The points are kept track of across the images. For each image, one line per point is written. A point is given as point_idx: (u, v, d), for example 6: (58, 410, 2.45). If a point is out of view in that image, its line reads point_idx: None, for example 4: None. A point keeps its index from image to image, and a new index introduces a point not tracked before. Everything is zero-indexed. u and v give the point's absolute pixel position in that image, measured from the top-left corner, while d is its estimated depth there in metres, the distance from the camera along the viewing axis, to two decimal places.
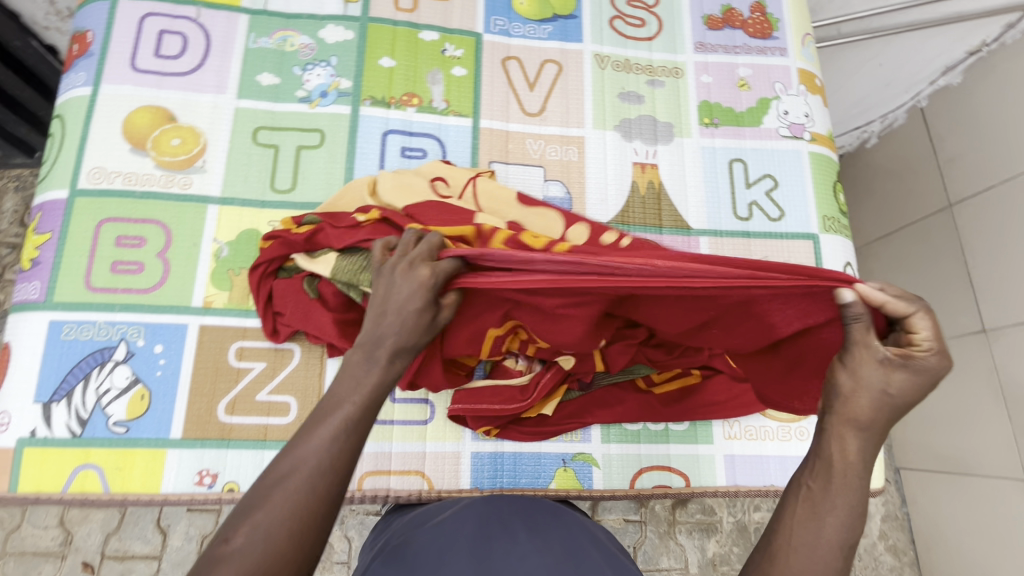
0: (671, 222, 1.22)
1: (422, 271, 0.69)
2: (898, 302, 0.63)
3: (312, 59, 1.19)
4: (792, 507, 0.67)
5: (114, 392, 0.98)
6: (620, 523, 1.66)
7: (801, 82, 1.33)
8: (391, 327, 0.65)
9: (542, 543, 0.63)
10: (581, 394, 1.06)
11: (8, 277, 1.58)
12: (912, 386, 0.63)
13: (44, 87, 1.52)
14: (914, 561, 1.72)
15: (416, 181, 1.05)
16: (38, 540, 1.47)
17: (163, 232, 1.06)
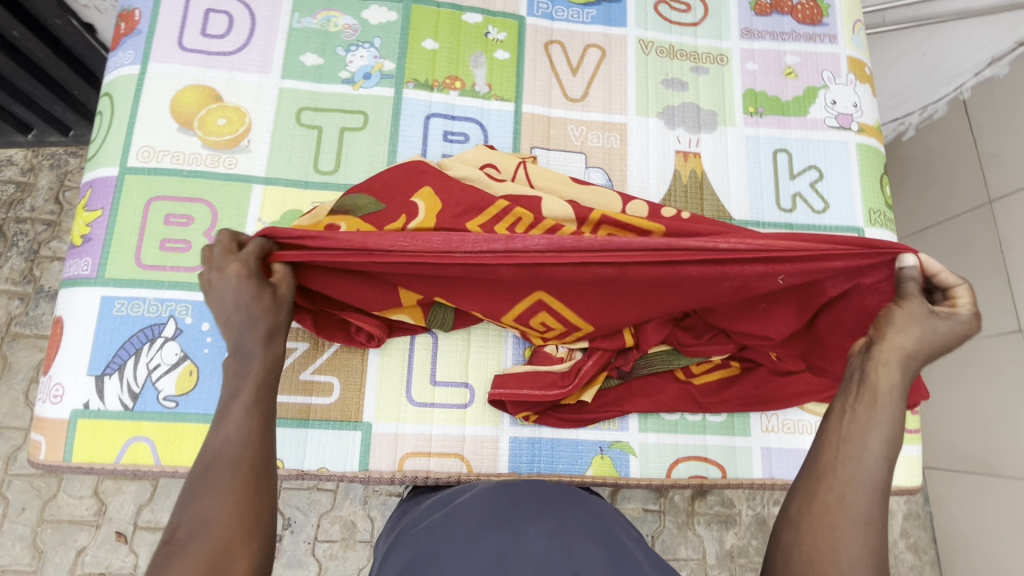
0: (713, 212, 1.20)
1: (231, 268, 0.74)
2: (949, 273, 0.72)
3: (355, 40, 1.19)
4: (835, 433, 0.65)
5: (163, 368, 1.00)
6: (639, 512, 1.67)
7: (850, 71, 1.29)
8: (240, 322, 0.71)
9: (556, 529, 0.61)
10: (619, 382, 1.08)
11: (44, 253, 1.61)
12: (952, 334, 0.68)
13: (82, 66, 1.53)
14: (935, 560, 1.71)
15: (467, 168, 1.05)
16: (74, 509, 1.52)
17: (209, 210, 1.07)
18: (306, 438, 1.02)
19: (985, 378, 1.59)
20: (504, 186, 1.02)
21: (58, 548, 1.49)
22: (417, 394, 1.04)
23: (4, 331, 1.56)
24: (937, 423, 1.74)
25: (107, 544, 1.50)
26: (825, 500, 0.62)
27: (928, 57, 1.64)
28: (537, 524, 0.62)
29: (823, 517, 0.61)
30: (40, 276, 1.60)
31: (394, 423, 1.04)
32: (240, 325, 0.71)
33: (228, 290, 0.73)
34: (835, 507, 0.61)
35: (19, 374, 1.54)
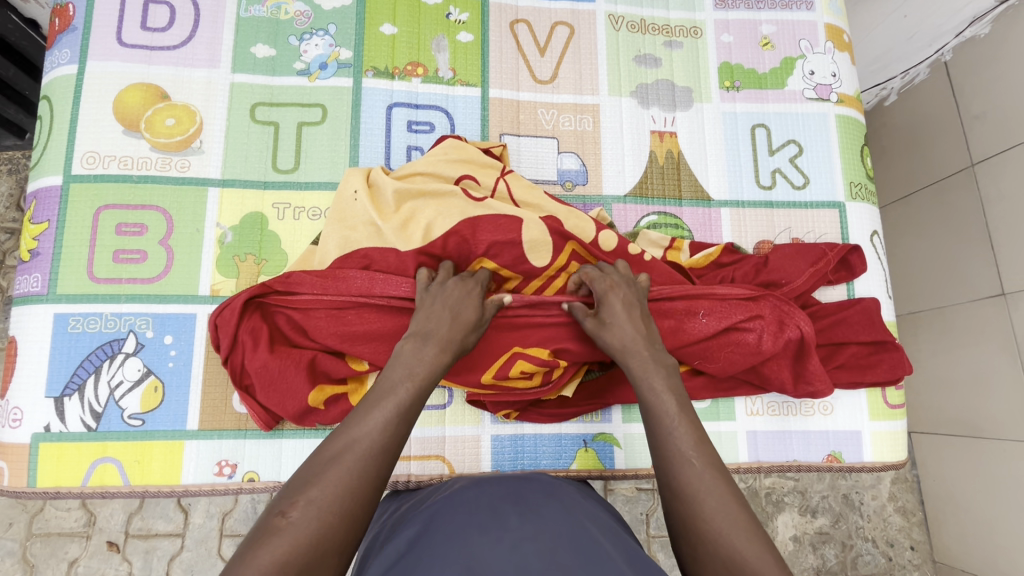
0: (691, 193, 1.17)
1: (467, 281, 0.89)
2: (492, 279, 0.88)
3: (309, 28, 1.12)
4: (666, 461, 0.72)
5: (126, 385, 0.95)
6: (633, 492, 1.67)
7: (828, 39, 1.25)
8: (440, 323, 0.82)
9: (534, 527, 0.60)
10: (602, 373, 1.05)
11: (8, 264, 1.54)
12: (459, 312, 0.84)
13: (28, 65, 1.44)
14: (922, 521, 1.75)
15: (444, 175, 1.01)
16: (62, 521, 1.49)
17: (164, 217, 1.02)
18: (281, 450, 0.97)
19: (967, 340, 1.60)
20: (483, 204, 0.98)
21: (49, 561, 1.47)
22: None
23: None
24: (920, 387, 1.75)
25: (99, 555, 1.48)
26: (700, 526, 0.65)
27: (909, 20, 1.59)
28: (517, 527, 0.60)
29: (701, 550, 0.64)
30: (7, 287, 1.53)
31: None
32: (441, 317, 0.83)
33: (466, 288, 0.88)
34: (717, 528, 0.64)
35: None
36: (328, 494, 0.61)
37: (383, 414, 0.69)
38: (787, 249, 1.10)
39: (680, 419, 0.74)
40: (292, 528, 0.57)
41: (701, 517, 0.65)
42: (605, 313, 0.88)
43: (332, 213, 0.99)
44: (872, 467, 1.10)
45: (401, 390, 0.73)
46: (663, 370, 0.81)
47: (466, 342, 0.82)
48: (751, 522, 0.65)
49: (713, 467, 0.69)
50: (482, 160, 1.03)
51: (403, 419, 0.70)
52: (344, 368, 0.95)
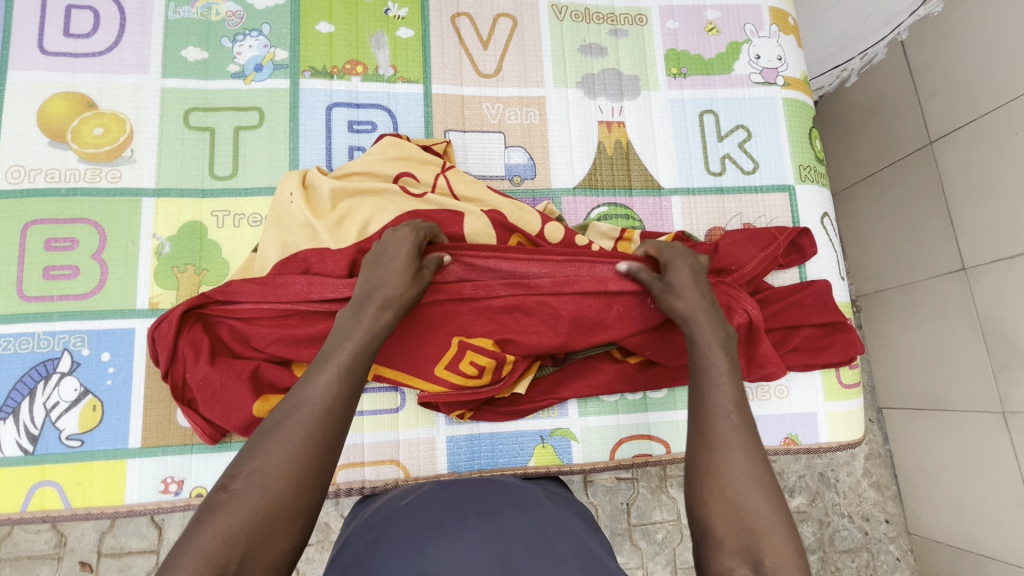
0: (641, 183, 1.16)
1: (404, 232, 0.85)
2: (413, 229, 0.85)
3: (241, 29, 1.09)
4: (704, 409, 0.69)
5: (63, 406, 0.92)
6: (612, 482, 1.67)
7: (772, 22, 1.24)
8: (380, 278, 0.79)
9: (492, 529, 0.59)
10: (556, 369, 1.05)
11: None
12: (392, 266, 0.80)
13: None
14: (896, 495, 1.77)
15: (382, 175, 0.98)
16: (32, 544, 1.46)
17: (96, 231, 0.98)
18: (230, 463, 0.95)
19: (931, 316, 1.63)
20: (419, 204, 0.96)
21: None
22: None
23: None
24: (888, 364, 1.78)
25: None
26: (721, 476, 0.63)
27: None
28: (477, 527, 0.58)
29: (716, 496, 0.61)
30: None
31: None
32: (377, 274, 0.80)
33: (403, 238, 0.84)
34: (738, 479, 0.62)
35: None
36: (271, 462, 0.58)
37: (327, 376, 0.65)
38: (739, 235, 1.09)
39: (727, 373, 0.72)
40: (236, 502, 0.55)
41: (727, 466, 0.63)
42: (670, 276, 0.86)
43: (269, 218, 0.96)
44: (828, 448, 1.11)
45: (341, 351, 0.69)
46: (722, 330, 0.78)
47: (405, 298, 0.78)
48: (772, 484, 0.62)
49: (749, 427, 0.67)
50: (421, 157, 1.00)
51: (349, 379, 0.67)
52: (289, 376, 0.93)
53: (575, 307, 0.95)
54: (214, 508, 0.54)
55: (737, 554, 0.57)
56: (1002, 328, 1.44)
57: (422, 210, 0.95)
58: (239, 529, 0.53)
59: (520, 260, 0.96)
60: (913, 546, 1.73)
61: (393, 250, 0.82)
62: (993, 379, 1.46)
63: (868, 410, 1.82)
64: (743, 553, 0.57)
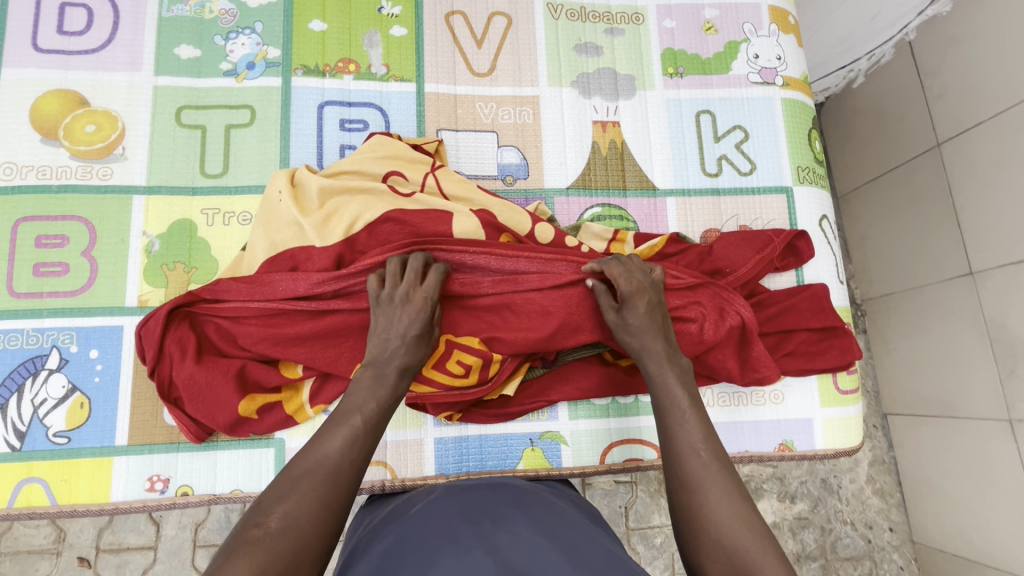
0: (636, 183, 1.15)
1: (415, 299, 0.82)
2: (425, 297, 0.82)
3: (234, 27, 1.09)
4: (675, 452, 0.72)
5: (50, 403, 0.92)
6: (610, 485, 1.66)
7: (772, 21, 1.22)
8: (393, 348, 0.78)
9: (498, 538, 0.57)
10: (545, 371, 1.03)
11: None
12: (406, 339, 0.79)
13: None
14: (901, 502, 1.74)
15: (371, 173, 0.98)
16: (31, 539, 1.47)
17: (86, 228, 0.98)
18: (216, 462, 0.95)
19: (936, 320, 1.60)
20: (406, 204, 0.96)
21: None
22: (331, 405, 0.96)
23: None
24: (893, 370, 1.75)
25: (70, 571, 1.46)
26: (703, 518, 0.65)
27: None
28: (479, 541, 0.56)
29: (707, 539, 0.63)
30: None
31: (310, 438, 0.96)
32: (393, 347, 0.78)
33: (414, 308, 0.81)
34: (721, 518, 0.64)
35: None
36: (304, 507, 0.59)
37: (346, 432, 0.67)
38: (733, 236, 1.08)
39: (691, 412, 0.75)
40: (270, 542, 0.55)
41: (709, 508, 0.65)
42: (627, 311, 0.86)
43: (258, 216, 0.95)
44: (824, 455, 1.09)
45: (362, 410, 0.70)
46: (677, 366, 0.81)
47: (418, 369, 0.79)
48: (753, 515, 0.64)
49: (720, 462, 0.70)
50: (411, 156, 0.99)
51: (366, 436, 0.69)
52: (276, 375, 0.93)
53: (565, 306, 0.94)
54: (248, 546, 0.54)
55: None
56: (1010, 335, 1.40)
57: (410, 210, 0.95)
58: (273, 565, 0.53)
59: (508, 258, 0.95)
60: (918, 554, 1.70)
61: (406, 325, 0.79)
62: (1001, 386, 1.43)
63: (873, 416, 1.79)
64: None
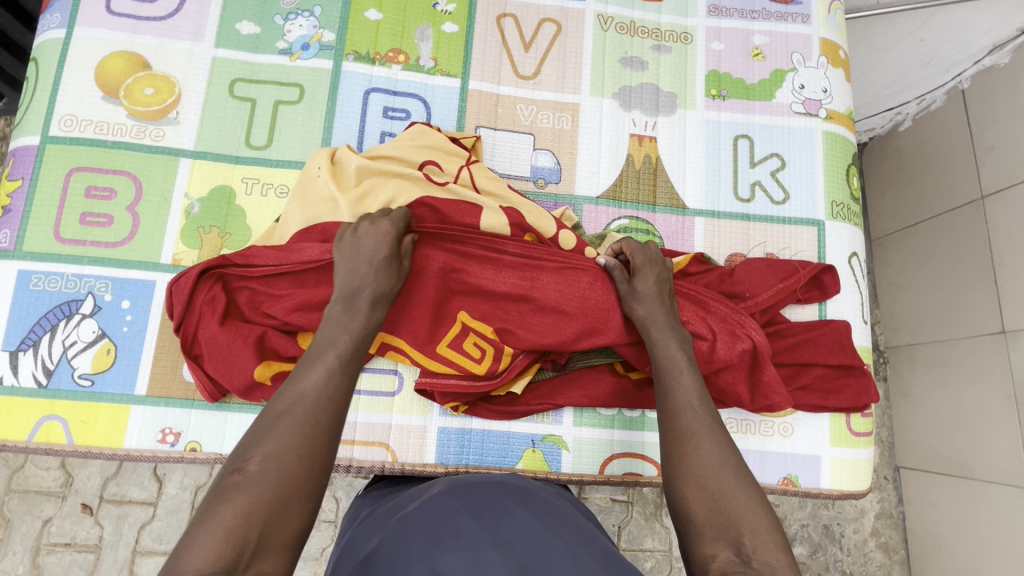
0: (666, 200, 1.15)
1: (381, 226, 0.85)
2: (387, 226, 0.85)
3: (294, 9, 1.13)
4: (671, 405, 0.78)
5: (80, 345, 0.97)
6: (606, 502, 1.64)
7: (822, 53, 1.22)
8: (366, 278, 0.81)
9: (500, 528, 0.57)
10: (555, 375, 1.04)
11: None
12: (372, 269, 0.82)
13: None
14: (904, 560, 1.68)
15: (407, 159, 0.98)
16: (41, 479, 1.52)
17: (133, 183, 1.03)
18: (226, 423, 0.97)
19: (963, 377, 1.55)
20: (440, 194, 0.97)
21: (24, 517, 1.50)
22: None
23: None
24: (910, 423, 1.70)
25: (72, 516, 1.51)
26: (691, 464, 0.70)
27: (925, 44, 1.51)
28: (483, 531, 0.57)
29: (693, 486, 0.69)
30: None
31: None
32: (364, 276, 0.81)
33: (382, 233, 0.84)
34: (706, 465, 0.70)
35: None
36: (283, 446, 0.61)
37: (322, 369, 0.69)
38: (758, 263, 1.08)
39: (686, 371, 0.81)
40: (249, 483, 0.57)
41: (698, 454, 0.71)
42: (638, 282, 0.93)
43: (296, 189, 0.97)
44: (829, 495, 1.06)
45: (342, 339, 0.74)
46: (678, 335, 0.87)
47: (391, 291, 0.82)
48: (738, 465, 0.70)
49: (710, 416, 0.75)
50: (448, 148, 1.00)
51: (349, 369, 0.71)
52: (292, 345, 0.95)
53: (582, 307, 0.95)
54: (227, 490, 0.56)
55: (719, 540, 0.63)
56: None
57: (443, 200, 0.96)
58: (256, 505, 0.56)
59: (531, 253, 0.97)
60: None
61: (367, 249, 0.83)
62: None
63: (883, 467, 1.74)
64: (725, 537, 0.63)
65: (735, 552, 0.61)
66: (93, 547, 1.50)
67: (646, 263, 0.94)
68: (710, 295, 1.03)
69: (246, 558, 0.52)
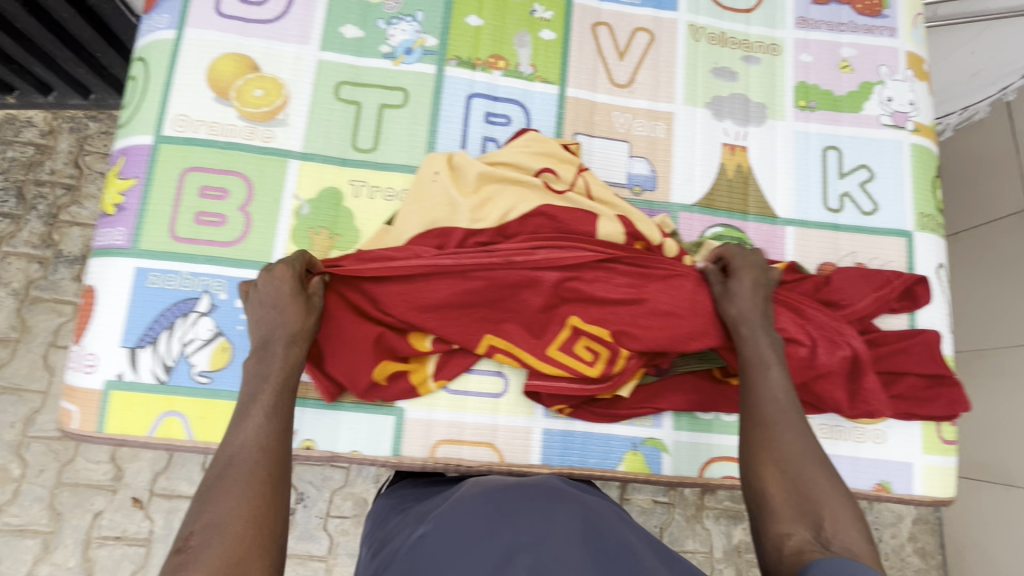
0: (757, 209, 1.17)
1: (278, 270, 0.89)
2: (285, 271, 0.89)
3: (397, 13, 1.14)
4: (756, 394, 0.86)
5: (198, 342, 0.99)
6: (649, 504, 1.66)
7: (908, 67, 1.24)
8: (274, 323, 0.87)
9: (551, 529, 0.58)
10: (657, 379, 1.05)
11: (64, 219, 1.70)
12: (280, 314, 0.87)
13: (106, 30, 1.57)
14: (942, 564, 1.69)
15: (525, 165, 1.00)
16: (91, 473, 1.56)
17: (245, 184, 1.04)
18: (340, 423, 0.99)
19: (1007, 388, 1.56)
20: (555, 202, 0.99)
21: (75, 510, 1.54)
22: (451, 381, 1.02)
23: (24, 295, 1.64)
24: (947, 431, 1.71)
25: (124, 509, 1.56)
26: (772, 448, 0.79)
27: (975, 56, 1.52)
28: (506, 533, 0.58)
29: (773, 470, 0.77)
30: (59, 241, 1.69)
31: (427, 409, 1.01)
32: (272, 321, 0.87)
33: (275, 279, 0.89)
34: (784, 452, 0.78)
35: (39, 337, 1.62)
36: (222, 512, 0.66)
37: (251, 425, 0.76)
38: (852, 272, 1.10)
39: (773, 365, 0.88)
40: (198, 555, 0.61)
41: (780, 441, 0.80)
42: (733, 283, 0.97)
43: (411, 192, 0.99)
44: (920, 501, 1.09)
45: (264, 392, 0.81)
46: (769, 335, 0.92)
47: (304, 326, 0.88)
48: (816, 456, 0.78)
49: (793, 406, 0.84)
50: (563, 155, 1.02)
51: (274, 417, 0.78)
52: (408, 345, 0.98)
53: (691, 312, 0.98)
54: (177, 567, 0.60)
55: (796, 522, 0.71)
56: None
57: (559, 208, 0.98)
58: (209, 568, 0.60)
59: (640, 259, 1.00)
60: None
61: (273, 290, 0.88)
62: None
63: None
64: (803, 521, 0.71)
65: (813, 534, 0.69)
66: (144, 540, 1.54)
67: (743, 266, 0.98)
68: (805, 302, 1.05)
69: None
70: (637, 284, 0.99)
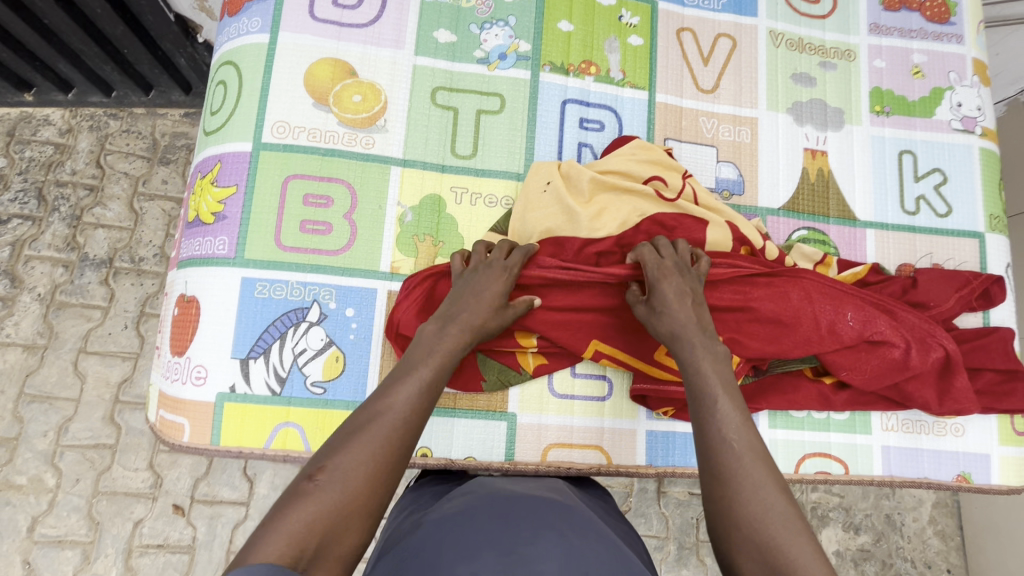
0: (838, 212, 1.21)
1: (496, 258, 0.93)
2: (508, 262, 0.93)
3: (490, 18, 1.13)
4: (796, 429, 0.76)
5: (309, 353, 0.98)
6: (685, 495, 1.65)
7: (975, 73, 1.28)
8: (466, 306, 0.88)
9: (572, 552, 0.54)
10: (754, 380, 1.09)
11: (85, 221, 1.61)
12: (474, 301, 0.89)
13: (150, 41, 1.53)
14: (960, 546, 1.74)
15: (634, 174, 1.04)
16: (129, 481, 1.50)
17: (348, 191, 1.03)
18: (453, 429, 1.01)
19: None
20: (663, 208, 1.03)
21: (114, 519, 1.48)
22: (559, 385, 1.04)
23: (50, 300, 1.57)
24: None
25: (164, 517, 1.49)
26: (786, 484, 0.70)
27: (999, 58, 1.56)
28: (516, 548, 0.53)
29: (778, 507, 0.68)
30: (83, 243, 1.60)
31: (538, 414, 1.03)
32: (466, 304, 0.88)
33: (495, 269, 0.92)
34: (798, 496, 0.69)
35: (67, 344, 1.54)
36: (352, 462, 0.66)
37: (407, 388, 0.75)
38: (934, 273, 1.14)
39: None
40: (318, 493, 0.63)
41: (738, 500, 0.67)
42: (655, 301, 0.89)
43: (521, 200, 1.04)
44: (998, 490, 1.14)
45: (423, 366, 0.79)
46: None
47: (486, 326, 0.88)
48: (787, 511, 0.66)
49: None
50: (669, 163, 1.05)
51: (427, 392, 0.77)
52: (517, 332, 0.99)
53: (794, 318, 1.02)
54: (297, 496, 0.63)
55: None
56: None
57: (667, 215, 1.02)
58: (319, 516, 0.61)
59: (747, 267, 1.01)
60: None
61: (493, 276, 0.91)
62: None
63: None
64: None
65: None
66: (187, 547, 1.48)
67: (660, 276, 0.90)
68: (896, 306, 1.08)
69: (305, 563, 0.58)
70: (743, 291, 1.02)
